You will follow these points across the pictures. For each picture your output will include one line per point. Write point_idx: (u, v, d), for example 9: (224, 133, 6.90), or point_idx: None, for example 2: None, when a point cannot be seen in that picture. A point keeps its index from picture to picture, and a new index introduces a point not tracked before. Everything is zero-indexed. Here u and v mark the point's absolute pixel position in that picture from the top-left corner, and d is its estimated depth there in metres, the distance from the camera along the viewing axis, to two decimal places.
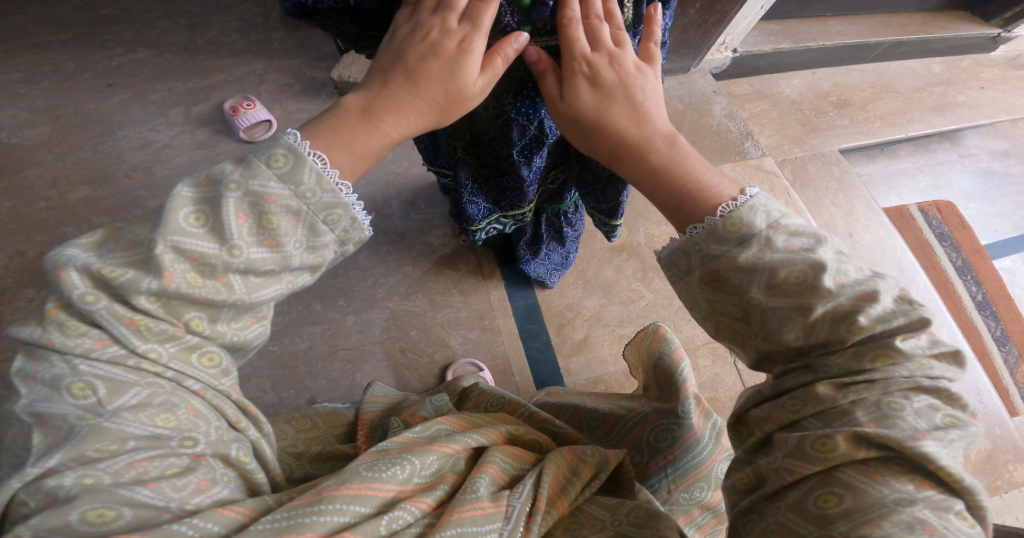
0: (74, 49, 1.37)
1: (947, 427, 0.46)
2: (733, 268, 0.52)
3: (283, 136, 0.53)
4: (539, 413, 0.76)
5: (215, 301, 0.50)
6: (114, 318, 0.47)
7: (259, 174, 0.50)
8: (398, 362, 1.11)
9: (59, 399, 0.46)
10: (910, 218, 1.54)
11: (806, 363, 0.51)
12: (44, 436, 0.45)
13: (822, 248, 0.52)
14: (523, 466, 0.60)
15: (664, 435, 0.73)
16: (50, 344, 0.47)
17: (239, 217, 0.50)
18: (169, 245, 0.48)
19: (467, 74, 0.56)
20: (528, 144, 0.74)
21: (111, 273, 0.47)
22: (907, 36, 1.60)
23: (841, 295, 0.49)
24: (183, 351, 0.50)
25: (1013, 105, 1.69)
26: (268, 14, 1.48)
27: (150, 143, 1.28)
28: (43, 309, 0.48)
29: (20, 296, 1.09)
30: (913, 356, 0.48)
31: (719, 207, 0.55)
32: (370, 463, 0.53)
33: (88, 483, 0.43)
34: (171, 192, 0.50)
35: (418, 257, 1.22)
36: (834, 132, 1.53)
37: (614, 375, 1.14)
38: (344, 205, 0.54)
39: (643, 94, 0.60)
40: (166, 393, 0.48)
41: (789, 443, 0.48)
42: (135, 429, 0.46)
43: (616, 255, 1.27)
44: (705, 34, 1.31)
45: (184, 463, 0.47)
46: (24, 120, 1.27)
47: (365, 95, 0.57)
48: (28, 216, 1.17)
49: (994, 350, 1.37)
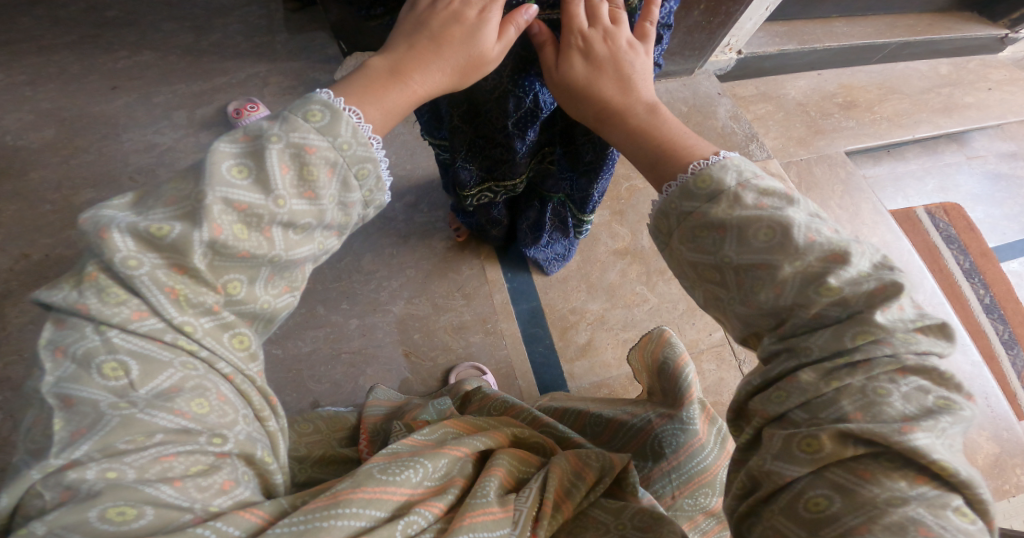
0: (80, 51, 1.38)
1: (938, 409, 0.45)
2: (705, 223, 0.53)
3: (315, 94, 0.52)
4: (541, 417, 0.76)
5: (256, 256, 0.48)
6: (156, 285, 0.46)
7: (298, 127, 0.49)
8: (401, 366, 1.11)
9: (90, 381, 0.44)
10: (917, 221, 1.53)
11: (783, 343, 0.50)
12: (66, 424, 0.42)
13: (792, 208, 0.51)
14: (528, 470, 0.60)
15: (669, 441, 0.73)
16: (87, 311, 0.45)
17: (283, 167, 0.48)
18: (219, 196, 0.46)
19: (485, 40, 0.56)
20: (523, 117, 0.74)
21: (160, 231, 0.46)
22: (914, 37, 1.59)
23: (809, 253, 0.48)
24: (217, 328, 0.48)
25: (1021, 106, 1.67)
26: (273, 16, 1.49)
27: (154, 145, 1.29)
28: (82, 273, 0.46)
29: (24, 299, 1.10)
30: (893, 329, 0.46)
31: (690, 165, 0.55)
32: (383, 466, 0.52)
33: (111, 479, 0.41)
34: (211, 147, 0.48)
35: (421, 261, 1.22)
36: (840, 134, 1.53)
37: (617, 379, 1.14)
38: (374, 160, 0.53)
39: (632, 68, 0.61)
40: (199, 377, 0.46)
41: (775, 445, 0.48)
42: (166, 422, 0.44)
43: (620, 258, 1.26)
44: (709, 35, 1.31)
45: (210, 461, 0.45)
46: (29, 122, 1.28)
47: (388, 57, 0.55)
48: (33, 219, 1.18)
49: (1002, 353, 1.36)
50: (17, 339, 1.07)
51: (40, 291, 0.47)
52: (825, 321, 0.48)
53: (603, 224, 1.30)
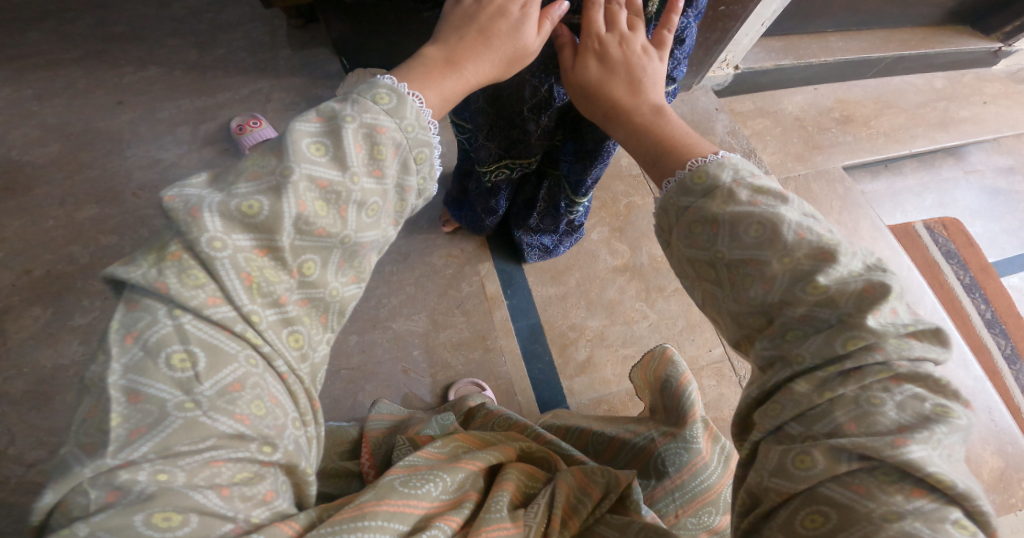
0: (85, 66, 1.39)
1: (934, 416, 0.45)
2: (700, 217, 0.54)
3: (379, 79, 0.53)
4: (546, 434, 0.75)
5: (331, 235, 0.49)
6: (234, 270, 0.45)
7: (369, 108, 0.50)
8: (401, 383, 1.11)
9: (158, 373, 0.43)
10: (915, 236, 1.54)
11: (772, 350, 0.50)
12: (125, 421, 0.42)
13: (786, 207, 0.51)
14: (535, 485, 0.61)
15: (672, 460, 0.72)
16: (166, 291, 0.44)
17: (357, 146, 0.49)
18: (303, 173, 0.47)
19: (526, 34, 0.60)
20: (538, 105, 0.77)
21: (248, 208, 0.46)
22: (909, 51, 1.61)
23: (796, 248, 0.49)
24: (280, 321, 0.48)
25: (1017, 120, 1.69)
26: (275, 31, 1.50)
27: (158, 161, 1.29)
28: (163, 252, 0.45)
29: (26, 315, 1.10)
30: (884, 334, 0.46)
31: (688, 162, 0.56)
32: (403, 479, 0.53)
33: (162, 483, 0.41)
34: (290, 127, 0.49)
35: (421, 278, 1.22)
36: (837, 149, 1.54)
37: (617, 396, 1.14)
38: (431, 144, 0.54)
39: (644, 73, 0.62)
40: (258, 375, 0.46)
41: (769, 462, 0.48)
42: (225, 427, 0.43)
43: (620, 275, 1.26)
44: (706, 51, 1.32)
45: (256, 470, 0.45)
46: (34, 137, 1.29)
47: (442, 48, 0.58)
48: (36, 234, 1.18)
49: (1004, 368, 1.37)
50: (19, 354, 1.07)
51: (115, 266, 0.46)
52: (817, 323, 0.48)
53: (602, 241, 1.30)
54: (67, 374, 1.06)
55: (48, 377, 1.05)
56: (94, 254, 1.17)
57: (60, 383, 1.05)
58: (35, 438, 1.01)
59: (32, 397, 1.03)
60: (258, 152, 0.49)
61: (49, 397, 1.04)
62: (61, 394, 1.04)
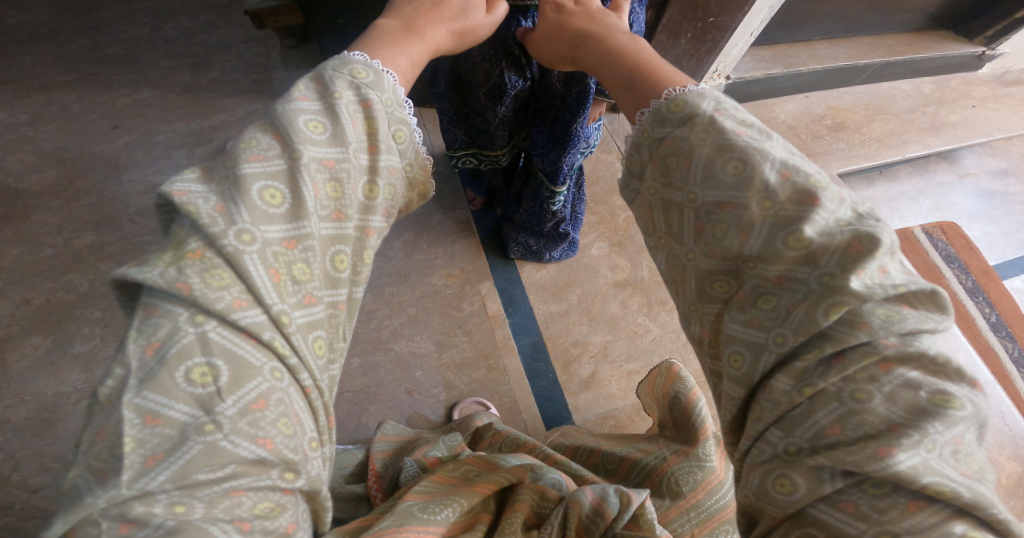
0: (79, 89, 1.40)
1: (932, 406, 0.43)
2: (671, 147, 0.53)
3: (352, 55, 0.55)
4: (556, 455, 0.76)
5: (346, 217, 0.51)
6: (263, 265, 0.46)
7: (350, 83, 0.52)
8: (405, 404, 1.10)
9: (177, 391, 0.42)
10: (915, 240, 1.52)
11: (751, 335, 0.48)
12: (140, 446, 0.41)
13: (771, 142, 0.51)
14: (546, 507, 0.62)
15: (685, 478, 0.72)
16: (190, 293, 0.43)
17: (353, 122, 0.52)
18: (310, 155, 0.49)
19: (477, 12, 0.66)
20: (492, 90, 0.83)
21: (272, 197, 0.47)
22: (895, 57, 1.62)
23: (781, 187, 0.48)
24: (306, 324, 0.47)
25: (1007, 122, 1.70)
26: (270, 52, 1.51)
27: (155, 186, 1.29)
28: (183, 250, 0.45)
29: (25, 344, 1.09)
30: (870, 295, 0.44)
31: (664, 92, 0.56)
32: (421, 505, 0.57)
33: (180, 516, 0.40)
34: (285, 108, 0.50)
35: (422, 298, 1.21)
36: (831, 157, 1.55)
37: (623, 410, 1.14)
38: (407, 122, 0.56)
39: (607, 22, 0.66)
40: (282, 390, 0.45)
41: (752, 485, 0.49)
42: (246, 453, 0.42)
43: (621, 290, 1.26)
44: (698, 63, 1.32)
45: (277, 500, 0.44)
46: (30, 163, 1.29)
47: (398, 19, 0.61)
48: (35, 263, 1.18)
49: (1013, 371, 1.37)
50: (18, 383, 1.06)
51: (127, 268, 0.44)
52: (795, 285, 0.47)
53: (602, 256, 1.30)
54: (69, 401, 1.05)
55: (49, 405, 1.04)
56: (93, 282, 1.17)
57: (61, 410, 1.04)
58: (39, 465, 1.00)
59: (33, 424, 1.02)
60: (255, 137, 0.49)
61: (52, 425, 1.03)
62: (63, 421, 1.03)
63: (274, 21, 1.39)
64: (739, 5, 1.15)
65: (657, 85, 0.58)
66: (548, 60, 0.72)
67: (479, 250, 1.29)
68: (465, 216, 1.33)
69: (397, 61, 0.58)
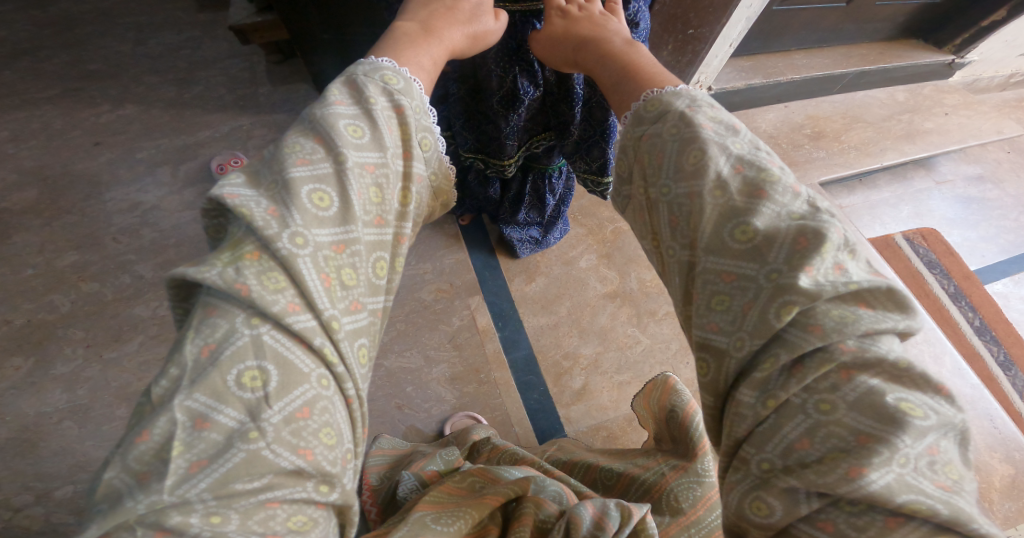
0: (60, 106, 1.38)
1: (899, 414, 0.43)
2: (647, 144, 0.57)
3: (383, 62, 0.57)
4: (554, 470, 0.76)
5: (385, 222, 0.53)
6: (315, 268, 0.47)
7: (385, 91, 0.55)
8: (396, 420, 1.09)
9: (228, 395, 0.44)
10: (896, 247, 1.55)
11: (715, 339, 0.50)
12: (187, 451, 0.42)
13: (733, 139, 0.54)
14: (547, 520, 0.61)
15: (686, 495, 0.73)
16: (247, 295, 0.45)
17: (389, 128, 0.54)
18: (354, 159, 0.51)
19: (488, 19, 0.68)
20: (505, 97, 0.83)
21: (320, 200, 0.49)
22: (870, 67, 1.66)
23: (731, 180, 0.51)
24: (352, 331, 0.49)
25: (980, 128, 1.73)
26: (255, 67, 1.51)
27: (138, 204, 1.27)
28: (239, 251, 0.46)
29: (7, 365, 1.07)
30: (820, 292, 0.46)
31: (643, 95, 0.60)
32: (434, 516, 0.60)
33: (215, 527, 0.41)
34: (327, 111, 0.52)
35: (411, 313, 1.21)
36: (812, 165, 1.58)
37: (615, 422, 1.14)
38: (432, 130, 0.59)
39: (609, 25, 0.69)
40: (327, 398, 0.46)
41: (731, 506, 0.48)
42: (287, 463, 0.44)
43: (610, 301, 1.27)
44: (679, 75, 1.33)
45: (311, 514, 0.45)
46: (11, 182, 1.27)
47: (415, 22, 0.64)
48: (15, 283, 1.15)
49: (1000, 374, 1.39)
50: None
51: (185, 268, 0.46)
52: (743, 283, 0.49)
53: (591, 268, 1.31)
54: (51, 421, 1.02)
55: (30, 425, 1.02)
56: (75, 301, 1.14)
57: (43, 430, 1.01)
58: (20, 485, 0.97)
59: (14, 445, 1.00)
60: (298, 141, 0.51)
61: (34, 445, 1.00)
62: (45, 441, 1.01)
63: (258, 37, 1.39)
64: (717, 15, 1.18)
65: (649, 84, 0.62)
66: (549, 62, 0.74)
67: (468, 264, 1.29)
68: (453, 230, 1.33)
69: (421, 62, 0.61)
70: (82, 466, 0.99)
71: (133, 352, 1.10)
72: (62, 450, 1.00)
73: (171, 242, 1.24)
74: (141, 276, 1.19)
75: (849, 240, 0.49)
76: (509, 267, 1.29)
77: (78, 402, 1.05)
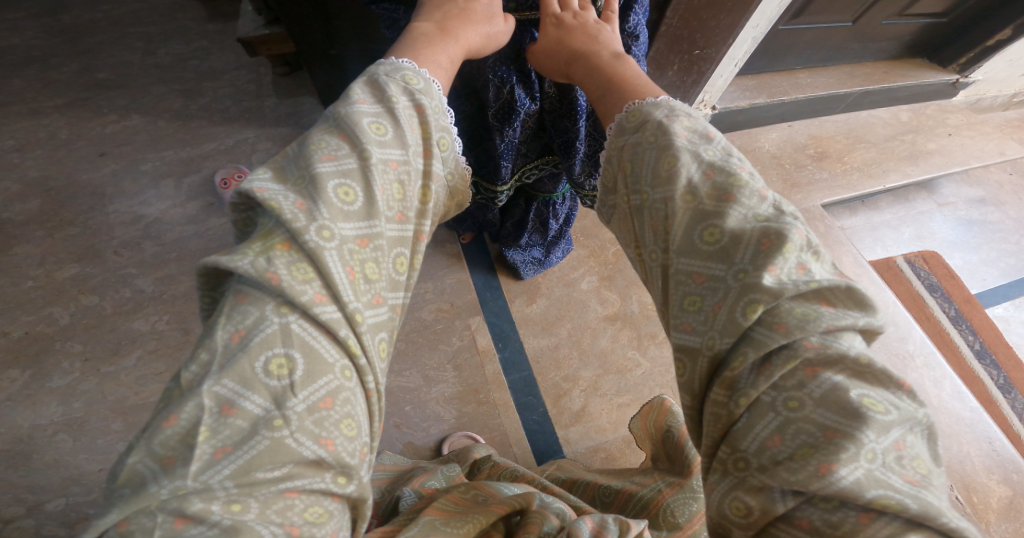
0: (66, 115, 1.39)
1: (862, 409, 0.43)
2: (627, 153, 0.58)
3: (402, 63, 0.58)
4: (553, 486, 0.76)
5: (406, 219, 0.53)
6: (341, 261, 0.48)
7: (406, 90, 0.55)
8: (394, 438, 1.09)
9: (255, 381, 0.44)
10: (897, 269, 1.55)
11: (689, 340, 0.50)
12: (212, 436, 0.42)
13: (708, 145, 0.55)
14: (548, 533, 0.60)
15: (681, 510, 0.72)
16: (277, 284, 0.45)
17: (411, 127, 0.54)
18: (378, 156, 0.51)
19: (497, 23, 0.68)
20: (501, 109, 0.81)
21: (346, 194, 0.49)
22: (873, 86, 1.67)
23: (701, 183, 0.52)
24: (373, 326, 0.49)
25: (983, 149, 1.74)
26: (262, 79, 1.52)
27: (140, 217, 1.28)
28: (270, 241, 0.47)
29: (4, 376, 1.07)
30: (783, 291, 0.46)
31: (625, 107, 0.62)
32: (443, 520, 0.60)
33: (235, 515, 0.41)
34: (352, 109, 0.52)
35: (411, 332, 1.21)
36: (815, 187, 1.58)
37: (614, 443, 1.13)
38: (450, 130, 0.59)
39: (602, 36, 0.70)
40: (350, 389, 0.46)
41: (711, 506, 0.47)
42: (308, 453, 0.44)
43: (611, 324, 1.26)
44: (684, 94, 1.34)
45: (327, 506, 0.45)
46: (15, 192, 1.27)
47: (432, 23, 0.64)
48: (14, 295, 1.15)
49: (999, 397, 1.38)
50: None
51: (217, 256, 0.46)
52: (713, 283, 0.49)
53: (592, 290, 1.30)
54: (46, 433, 1.02)
55: (26, 437, 1.01)
56: (74, 314, 1.14)
57: (37, 443, 1.01)
58: (14, 497, 0.96)
59: (8, 457, 0.99)
60: (324, 137, 0.51)
61: (28, 456, 1.00)
62: (39, 453, 1.00)
63: (265, 48, 1.40)
64: (724, 35, 1.18)
65: (632, 97, 0.63)
66: (543, 69, 0.74)
67: (469, 284, 1.29)
68: (455, 249, 1.33)
69: (438, 60, 0.61)
70: (75, 479, 0.99)
71: (131, 366, 1.10)
72: (55, 462, 1.00)
73: (173, 255, 1.24)
74: (140, 290, 1.18)
75: (813, 241, 0.50)
76: (510, 288, 1.29)
77: (74, 416, 1.04)
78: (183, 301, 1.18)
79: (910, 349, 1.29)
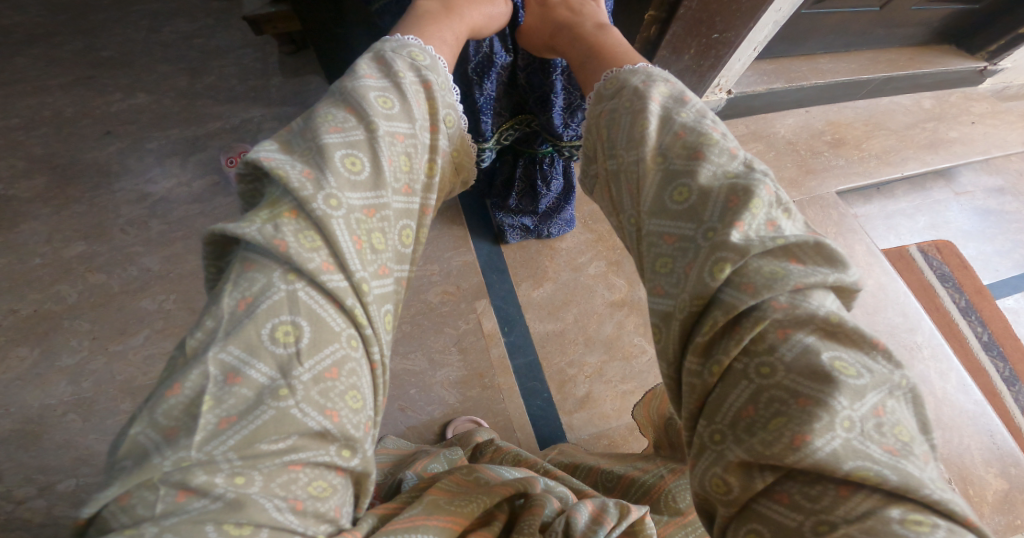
0: (72, 93, 1.40)
1: (833, 373, 0.43)
2: (607, 119, 0.58)
3: (401, 39, 0.57)
4: (555, 470, 0.76)
5: (413, 192, 0.53)
6: (348, 231, 0.47)
7: (413, 65, 0.55)
8: (398, 421, 1.10)
9: (261, 348, 0.44)
10: (910, 258, 1.53)
11: (661, 302, 0.49)
12: (217, 406, 0.42)
13: (686, 112, 0.54)
14: (549, 516, 0.61)
15: (682, 495, 0.71)
16: (285, 251, 0.45)
17: (418, 102, 0.54)
18: (385, 128, 0.51)
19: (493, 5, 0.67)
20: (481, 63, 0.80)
21: (353, 164, 0.49)
22: (896, 72, 1.63)
23: (669, 146, 0.52)
24: (380, 298, 0.49)
25: (1005, 139, 1.70)
26: (269, 58, 1.51)
27: (148, 196, 1.28)
28: (277, 209, 0.47)
29: (12, 354, 1.08)
30: (749, 248, 0.46)
31: (604, 75, 0.61)
32: (447, 500, 0.60)
33: (239, 487, 0.41)
34: (359, 81, 0.52)
35: (417, 315, 1.21)
36: (830, 174, 1.55)
37: (617, 430, 1.14)
38: (456, 108, 0.59)
39: (585, 10, 0.69)
40: (355, 360, 0.47)
41: (694, 482, 0.47)
42: (314, 424, 0.44)
43: (618, 310, 1.26)
44: (700, 78, 1.31)
45: (330, 480, 0.45)
46: (21, 169, 1.29)
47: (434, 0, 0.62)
48: (22, 271, 1.17)
49: (1003, 390, 1.36)
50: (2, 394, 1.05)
51: (224, 223, 0.46)
52: (683, 244, 0.49)
53: (599, 276, 1.30)
54: (55, 413, 1.04)
55: (35, 417, 1.03)
56: (81, 293, 1.16)
57: (47, 423, 1.03)
58: (25, 477, 0.99)
59: (19, 436, 1.01)
60: (331, 110, 0.51)
61: (38, 436, 1.02)
62: (49, 433, 1.02)
63: (272, 27, 1.39)
64: (743, 20, 1.15)
65: (611, 64, 0.62)
66: (532, 47, 0.74)
67: (476, 267, 1.28)
68: (462, 232, 1.33)
69: (444, 37, 0.60)
70: (85, 459, 1.01)
71: (138, 346, 1.12)
72: (65, 442, 1.02)
73: (179, 235, 1.24)
74: (146, 269, 1.20)
75: (783, 198, 0.50)
76: (517, 272, 1.29)
77: (83, 396, 1.06)
78: (189, 282, 1.19)
79: (918, 340, 1.27)
